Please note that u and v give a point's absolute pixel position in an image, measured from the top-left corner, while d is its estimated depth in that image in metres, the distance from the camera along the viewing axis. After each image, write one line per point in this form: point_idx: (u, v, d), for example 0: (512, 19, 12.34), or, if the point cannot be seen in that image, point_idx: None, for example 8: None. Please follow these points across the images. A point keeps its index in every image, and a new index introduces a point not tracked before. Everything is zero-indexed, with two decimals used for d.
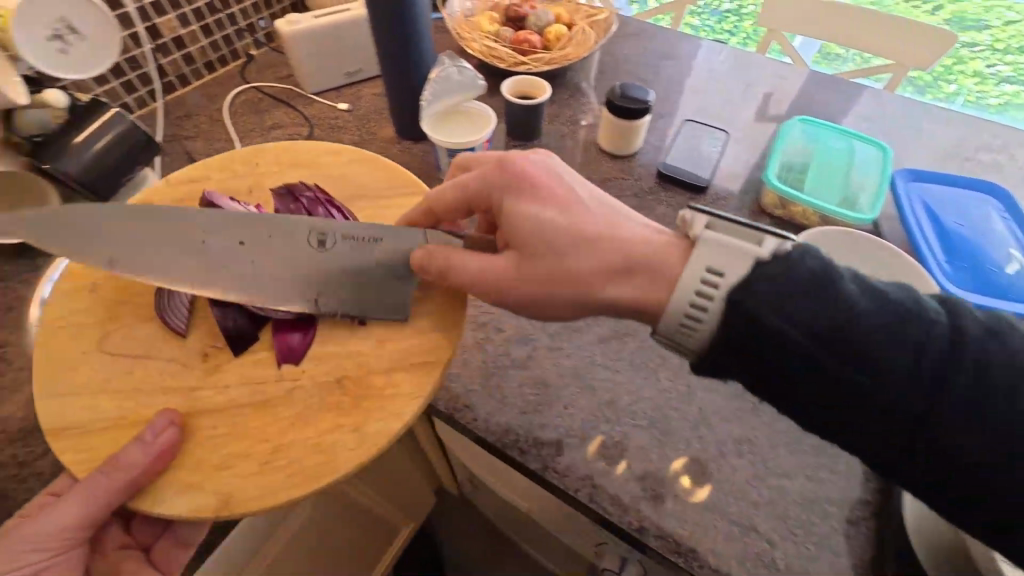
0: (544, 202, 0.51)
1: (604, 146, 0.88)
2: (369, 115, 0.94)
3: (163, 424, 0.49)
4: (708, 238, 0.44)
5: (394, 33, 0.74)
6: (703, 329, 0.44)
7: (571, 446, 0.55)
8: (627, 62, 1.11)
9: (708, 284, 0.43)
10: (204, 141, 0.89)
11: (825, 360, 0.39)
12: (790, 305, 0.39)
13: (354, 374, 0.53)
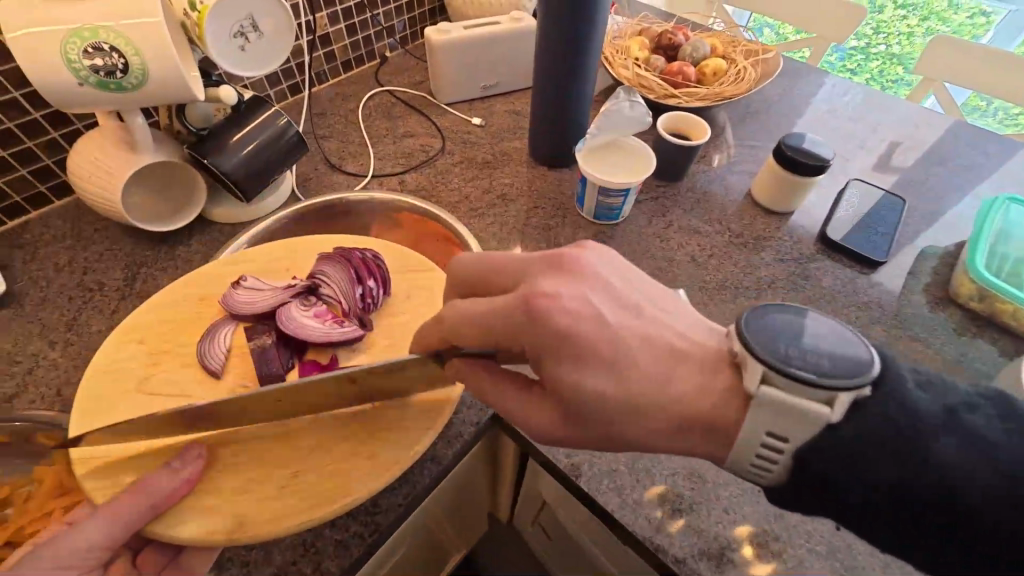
0: (588, 364, 0.39)
1: (759, 199, 0.81)
2: (502, 133, 0.90)
3: (191, 453, 0.46)
4: (765, 397, 0.36)
5: (563, 56, 0.69)
6: (776, 477, 0.37)
7: (735, 563, 0.47)
8: (776, 105, 1.02)
9: (775, 436, 0.36)
10: (338, 142, 0.88)
11: (929, 519, 0.33)
12: (862, 470, 0.33)
13: (370, 406, 0.51)
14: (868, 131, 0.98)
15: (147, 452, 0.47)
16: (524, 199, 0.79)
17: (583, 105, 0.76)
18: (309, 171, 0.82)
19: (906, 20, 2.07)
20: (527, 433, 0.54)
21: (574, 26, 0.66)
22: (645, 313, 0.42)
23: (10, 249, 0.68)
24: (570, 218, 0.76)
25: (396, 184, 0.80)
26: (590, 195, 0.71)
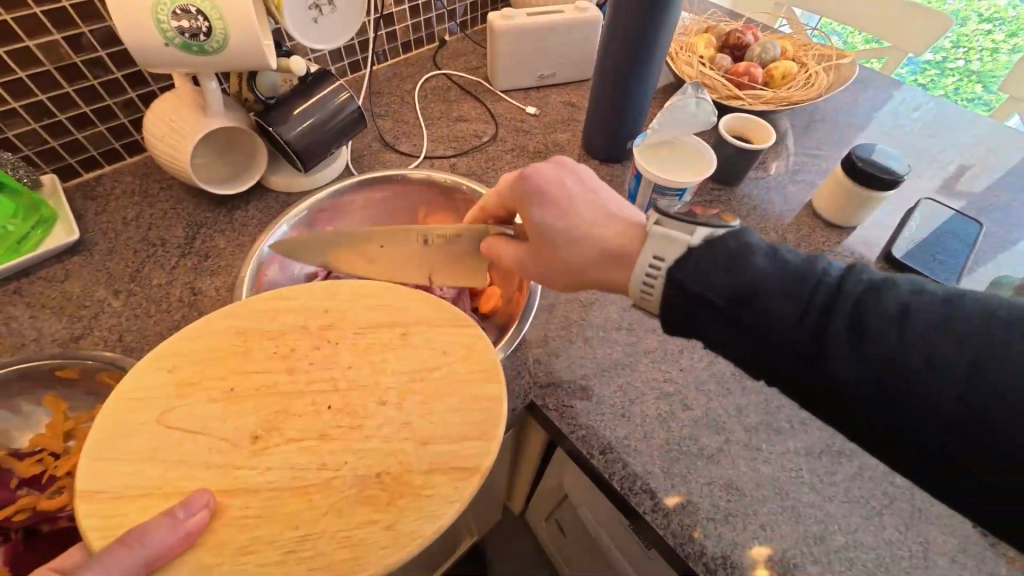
0: (544, 208, 0.49)
1: (823, 211, 0.77)
2: (556, 124, 0.89)
3: (196, 503, 0.38)
4: (654, 231, 0.42)
5: (631, 47, 0.67)
6: (657, 298, 0.43)
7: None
8: (845, 115, 0.97)
9: (656, 259, 0.42)
10: (392, 122, 0.89)
11: (756, 322, 0.37)
12: (705, 272, 0.39)
13: (393, 471, 0.42)
14: (945, 148, 0.92)
15: (152, 492, 0.40)
16: None
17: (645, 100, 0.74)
18: (364, 149, 0.83)
19: (990, 35, 1.93)
20: (562, 424, 0.54)
21: (647, 18, 0.64)
22: (602, 193, 0.50)
23: (84, 200, 0.72)
24: None
25: (447, 167, 0.81)
26: (643, 192, 0.69)
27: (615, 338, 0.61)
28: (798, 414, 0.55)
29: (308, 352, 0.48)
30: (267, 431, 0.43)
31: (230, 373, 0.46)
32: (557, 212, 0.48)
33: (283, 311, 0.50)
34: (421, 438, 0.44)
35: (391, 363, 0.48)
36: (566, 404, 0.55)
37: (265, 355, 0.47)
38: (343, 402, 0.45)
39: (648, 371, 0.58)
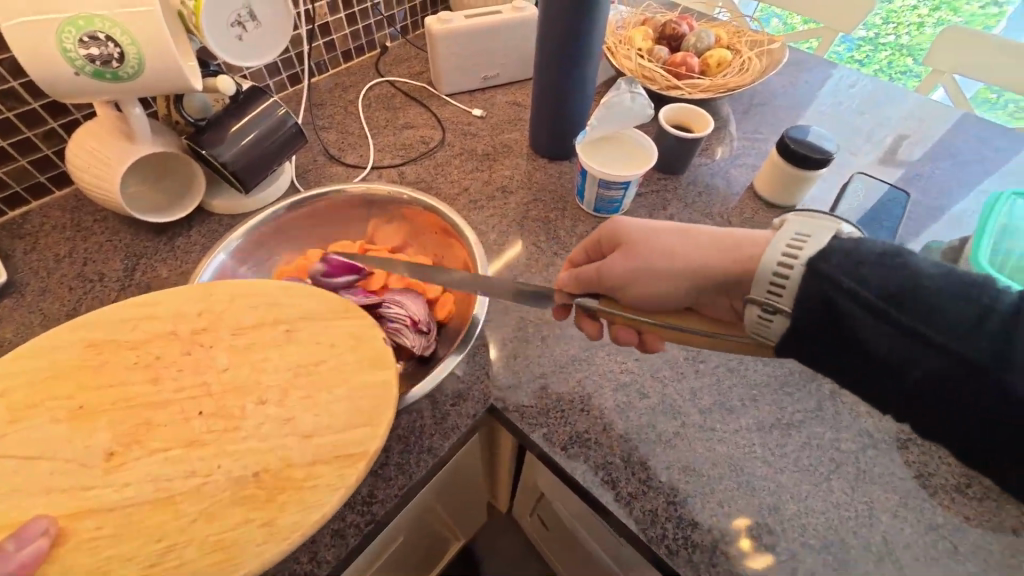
0: (639, 250, 0.49)
1: (761, 192, 0.79)
2: (503, 125, 0.89)
3: (29, 532, 0.38)
4: (795, 218, 0.43)
5: (566, 45, 0.68)
6: (788, 293, 0.41)
7: (735, 557, 0.47)
8: (781, 97, 1.01)
9: (791, 249, 0.41)
10: (336, 133, 0.87)
11: (916, 321, 0.36)
12: (866, 269, 0.38)
13: (272, 468, 0.42)
14: (875, 122, 0.97)
15: None
16: (523, 192, 0.78)
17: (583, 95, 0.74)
18: (309, 163, 0.82)
19: (916, 10, 2.03)
20: (522, 425, 0.55)
21: (578, 17, 0.65)
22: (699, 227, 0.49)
23: (10, 240, 0.68)
24: (570, 211, 0.76)
25: (395, 176, 0.80)
26: (588, 187, 0.70)
27: (569, 334, 0.62)
28: (748, 392, 0.58)
29: (175, 359, 0.48)
30: (124, 445, 0.43)
31: (82, 390, 0.46)
32: (669, 235, 0.49)
33: (145, 320, 0.50)
34: (303, 433, 0.44)
35: (272, 362, 0.49)
36: (526, 405, 0.56)
37: (125, 367, 0.47)
38: (216, 406, 0.46)
39: (605, 363, 0.59)
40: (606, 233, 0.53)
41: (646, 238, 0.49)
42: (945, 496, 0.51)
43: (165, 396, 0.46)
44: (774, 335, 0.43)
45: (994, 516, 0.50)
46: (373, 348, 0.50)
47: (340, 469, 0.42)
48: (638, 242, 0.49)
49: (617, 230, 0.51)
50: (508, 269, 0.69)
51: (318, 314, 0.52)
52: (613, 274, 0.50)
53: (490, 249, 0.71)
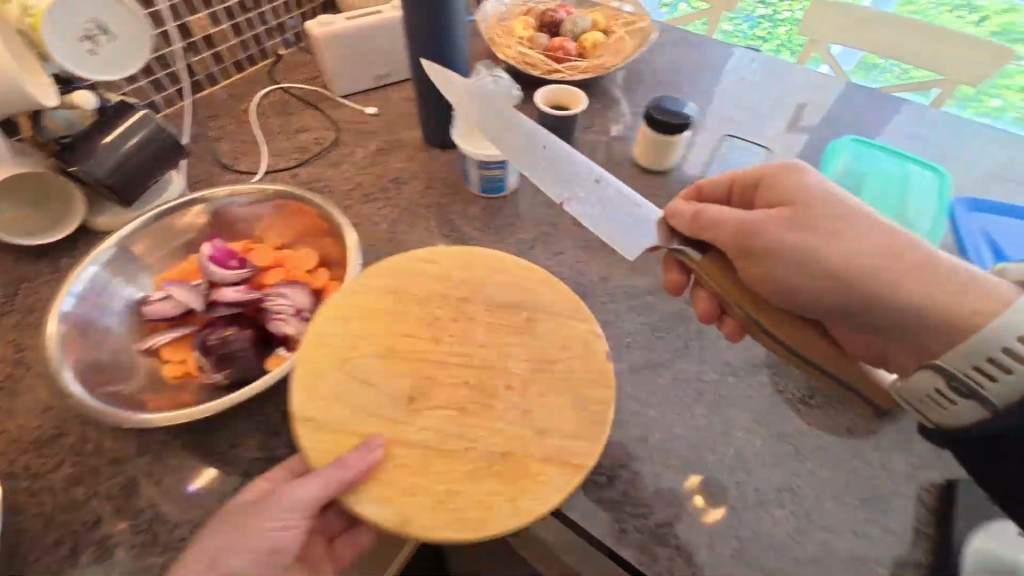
0: (812, 229, 0.47)
1: (638, 160, 0.85)
2: (397, 120, 0.92)
3: None
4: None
5: (431, 43, 0.72)
6: (961, 415, 0.42)
7: (653, 498, 0.51)
8: (663, 72, 1.08)
9: (1009, 356, 0.39)
10: (229, 143, 0.88)
11: None
12: None
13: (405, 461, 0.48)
14: (747, 89, 1.05)
15: None
16: (416, 182, 0.81)
17: (541, 157, 0.69)
18: (201, 175, 0.82)
19: None
20: None
21: (435, 14, 0.69)
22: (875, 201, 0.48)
23: None
24: (461, 196, 0.79)
25: (288, 178, 0.81)
26: (470, 170, 0.74)
27: None
28: (622, 339, 0.63)
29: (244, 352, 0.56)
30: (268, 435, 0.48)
31: None
32: (869, 222, 0.46)
33: None
34: (539, 428, 0.50)
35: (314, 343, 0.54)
36: None
37: None
38: (422, 406, 0.51)
39: None
40: (766, 181, 0.54)
41: (857, 216, 0.47)
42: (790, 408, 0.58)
43: (386, 383, 0.52)
44: (936, 427, 0.45)
45: (830, 420, 0.57)
46: (605, 363, 0.54)
47: (566, 477, 0.47)
48: (828, 206, 0.48)
49: (793, 178, 0.52)
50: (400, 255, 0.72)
51: (540, 298, 0.57)
52: (762, 237, 0.49)
53: (383, 239, 0.74)
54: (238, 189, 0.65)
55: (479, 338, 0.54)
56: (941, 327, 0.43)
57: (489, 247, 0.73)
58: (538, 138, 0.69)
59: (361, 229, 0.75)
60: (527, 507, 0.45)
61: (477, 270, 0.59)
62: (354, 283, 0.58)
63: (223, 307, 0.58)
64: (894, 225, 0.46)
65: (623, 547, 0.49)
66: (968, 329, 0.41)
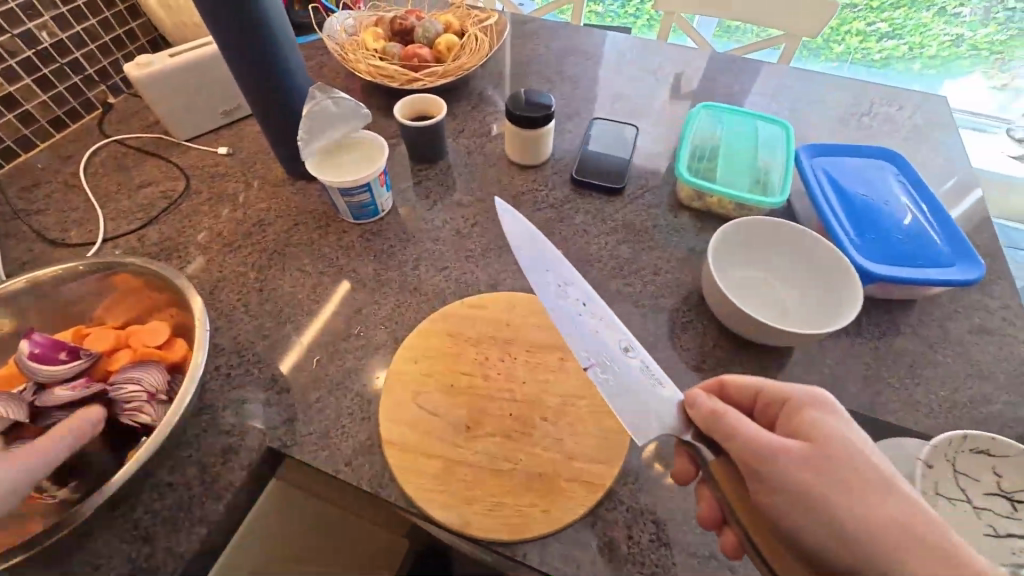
0: (829, 477, 0.39)
1: (512, 157, 0.84)
2: (254, 156, 0.85)
3: None
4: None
5: (246, 56, 0.63)
6: None
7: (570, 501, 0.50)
8: (530, 64, 1.07)
9: None
10: (56, 213, 0.77)
11: None
12: None
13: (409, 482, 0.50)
14: (611, 68, 1.07)
15: None
16: (282, 220, 0.76)
17: (581, 320, 0.53)
18: (23, 256, 0.71)
19: None
20: (304, 457, 0.53)
21: (237, 20, 0.59)
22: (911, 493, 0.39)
23: None
24: (334, 226, 0.75)
25: (133, 242, 0.73)
26: (335, 199, 0.70)
27: (344, 349, 0.61)
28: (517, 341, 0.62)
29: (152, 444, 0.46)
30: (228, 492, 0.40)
31: None
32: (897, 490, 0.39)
33: None
34: (568, 452, 0.52)
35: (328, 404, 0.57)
36: (304, 435, 0.55)
37: None
38: (414, 443, 0.53)
39: (382, 366, 0.60)
40: (795, 404, 0.45)
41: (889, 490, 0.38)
42: (685, 377, 0.60)
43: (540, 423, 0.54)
44: None
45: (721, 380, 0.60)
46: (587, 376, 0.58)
47: (587, 493, 0.50)
48: (840, 450, 0.41)
49: (834, 421, 0.43)
50: (273, 303, 0.66)
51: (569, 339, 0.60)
52: (772, 465, 0.41)
53: (251, 289, 0.67)
54: (43, 274, 0.58)
55: (472, 357, 0.59)
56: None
57: (370, 275, 0.69)
58: (571, 291, 0.55)
59: (224, 282, 0.68)
60: (558, 513, 0.49)
61: (488, 307, 0.63)
62: (429, 325, 0.62)
63: (59, 411, 0.50)
64: (946, 532, 0.37)
65: (544, 561, 0.47)
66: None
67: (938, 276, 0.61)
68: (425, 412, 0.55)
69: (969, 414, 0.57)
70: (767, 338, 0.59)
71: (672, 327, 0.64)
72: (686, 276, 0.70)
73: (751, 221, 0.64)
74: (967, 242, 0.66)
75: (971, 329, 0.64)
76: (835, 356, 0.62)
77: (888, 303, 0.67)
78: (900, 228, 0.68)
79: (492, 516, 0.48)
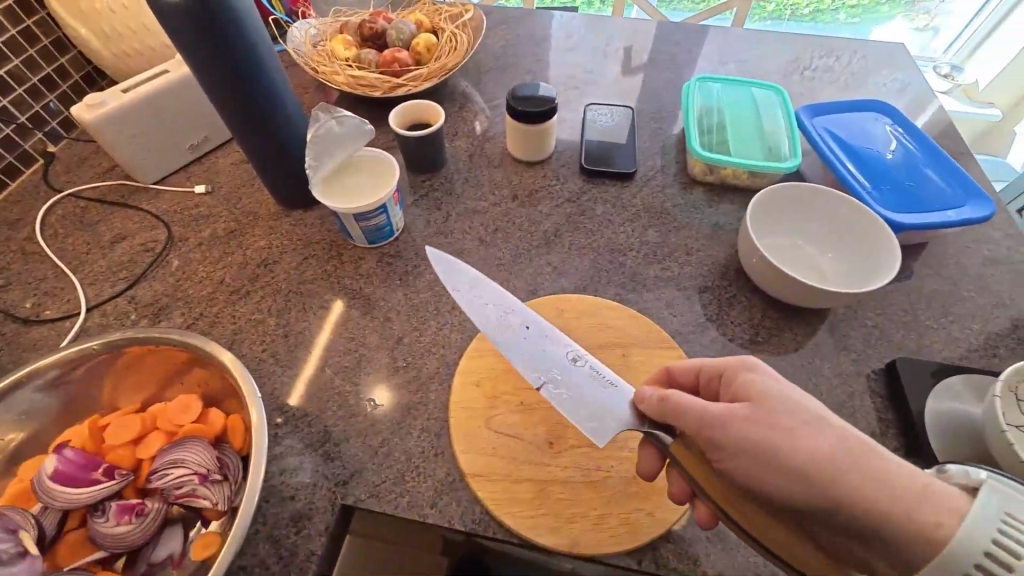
0: (775, 424, 0.39)
1: (516, 154, 0.81)
2: (237, 191, 0.78)
3: None
4: None
5: (220, 68, 0.53)
6: None
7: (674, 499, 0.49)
8: (505, 56, 1.04)
9: None
10: (21, 287, 0.67)
11: None
12: None
13: (507, 513, 0.48)
14: (587, 51, 1.05)
15: None
16: (288, 256, 0.70)
17: (526, 341, 0.55)
18: None
19: None
20: (385, 507, 0.49)
21: (210, 31, 0.50)
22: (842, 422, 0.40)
23: None
24: (347, 254, 0.70)
25: (124, 306, 0.65)
26: (348, 226, 0.65)
27: (396, 385, 0.58)
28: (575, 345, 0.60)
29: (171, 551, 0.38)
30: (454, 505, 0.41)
31: None
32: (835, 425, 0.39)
33: None
34: None
35: (396, 447, 0.53)
36: (379, 484, 0.51)
37: None
38: (503, 471, 0.50)
39: (441, 395, 0.57)
40: (729, 369, 0.45)
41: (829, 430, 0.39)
42: (744, 353, 0.60)
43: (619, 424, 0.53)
44: None
45: (778, 350, 0.61)
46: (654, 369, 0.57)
47: None
48: (778, 404, 0.40)
49: (768, 379, 0.43)
50: (304, 349, 0.61)
51: (627, 334, 0.59)
52: (724, 431, 0.40)
53: (275, 337, 0.62)
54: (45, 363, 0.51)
55: None
56: (917, 539, 0.36)
57: (401, 301, 0.65)
58: (514, 316, 0.57)
59: (243, 334, 0.62)
60: (664, 514, 0.48)
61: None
62: (479, 345, 0.59)
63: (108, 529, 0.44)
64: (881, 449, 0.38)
65: (661, 564, 0.46)
66: (938, 543, 0.35)
67: (954, 216, 0.64)
68: (505, 437, 0.52)
69: (1004, 342, 0.61)
70: (814, 301, 0.60)
71: (719, 305, 0.64)
72: (718, 252, 0.70)
73: (776, 188, 0.65)
74: (969, 178, 0.69)
75: (985, 262, 0.68)
76: (875, 308, 0.64)
77: (907, 249, 0.70)
78: (906, 175, 0.70)
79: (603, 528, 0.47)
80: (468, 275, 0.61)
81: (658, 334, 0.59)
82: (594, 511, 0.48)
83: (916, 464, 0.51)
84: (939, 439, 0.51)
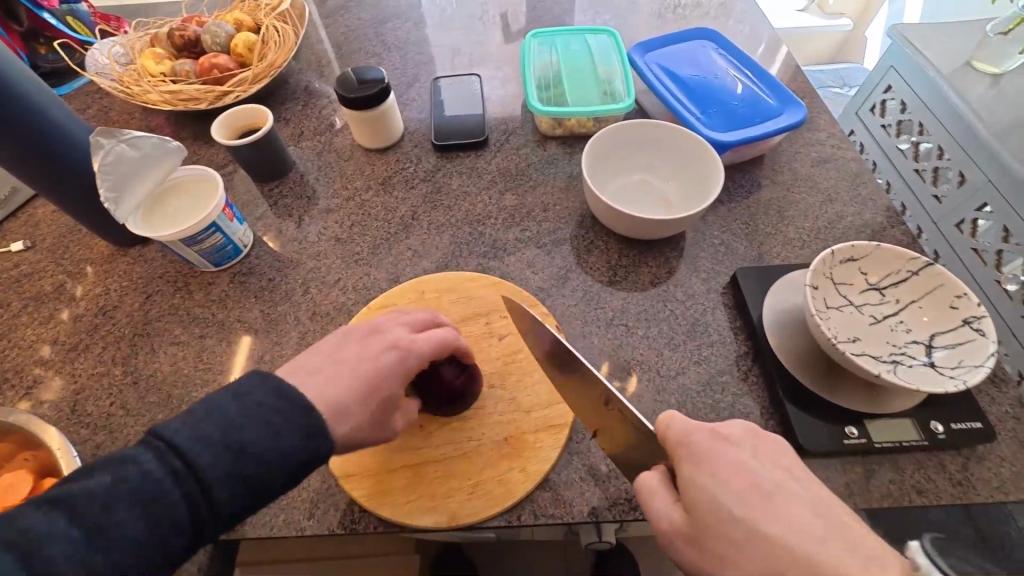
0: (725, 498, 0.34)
1: (363, 142, 0.78)
2: (62, 241, 0.70)
3: None
4: (939, 345, 0.49)
5: None
6: (968, 381, 0.44)
7: (546, 455, 0.50)
8: (347, 40, 0.98)
9: (965, 365, 0.46)
10: None
11: (918, 413, 0.50)
12: (932, 407, 0.50)
13: (382, 507, 0.47)
14: (433, 21, 1.01)
15: None
16: (130, 298, 0.65)
17: None
18: None
19: None
20: (255, 532, 0.48)
21: None
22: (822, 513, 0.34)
23: None
24: (194, 282, 0.65)
25: None
26: (181, 252, 0.61)
27: None
28: None
29: None
30: None
31: None
32: (801, 505, 0.34)
33: None
34: (525, 407, 0.52)
35: None
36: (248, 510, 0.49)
37: None
38: (373, 467, 0.49)
39: None
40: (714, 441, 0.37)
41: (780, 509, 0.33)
42: (605, 294, 0.62)
43: (485, 395, 0.53)
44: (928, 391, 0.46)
45: (636, 285, 0.63)
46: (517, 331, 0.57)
47: (554, 436, 0.50)
48: (740, 498, 0.34)
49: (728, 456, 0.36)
50: (156, 391, 0.57)
51: (489, 301, 0.59)
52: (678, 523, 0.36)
53: (123, 386, 0.57)
54: None
55: None
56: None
57: (258, 318, 0.62)
58: None
59: (87, 393, 0.57)
60: (535, 467, 0.49)
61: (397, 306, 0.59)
62: None
63: None
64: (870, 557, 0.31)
65: (539, 513, 0.48)
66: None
67: (773, 128, 0.68)
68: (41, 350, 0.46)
69: (830, 234, 0.66)
70: (659, 232, 0.62)
71: (576, 253, 0.66)
72: (574, 202, 0.71)
73: (612, 128, 0.67)
74: (787, 90, 0.73)
75: (813, 163, 0.73)
76: (721, 226, 0.67)
77: (746, 165, 0.74)
78: (733, 96, 0.74)
79: (481, 496, 0.47)
80: (450, 285, 0.61)
81: (518, 294, 0.60)
82: (470, 482, 0.48)
83: (760, 361, 0.55)
84: (775, 335, 0.55)
